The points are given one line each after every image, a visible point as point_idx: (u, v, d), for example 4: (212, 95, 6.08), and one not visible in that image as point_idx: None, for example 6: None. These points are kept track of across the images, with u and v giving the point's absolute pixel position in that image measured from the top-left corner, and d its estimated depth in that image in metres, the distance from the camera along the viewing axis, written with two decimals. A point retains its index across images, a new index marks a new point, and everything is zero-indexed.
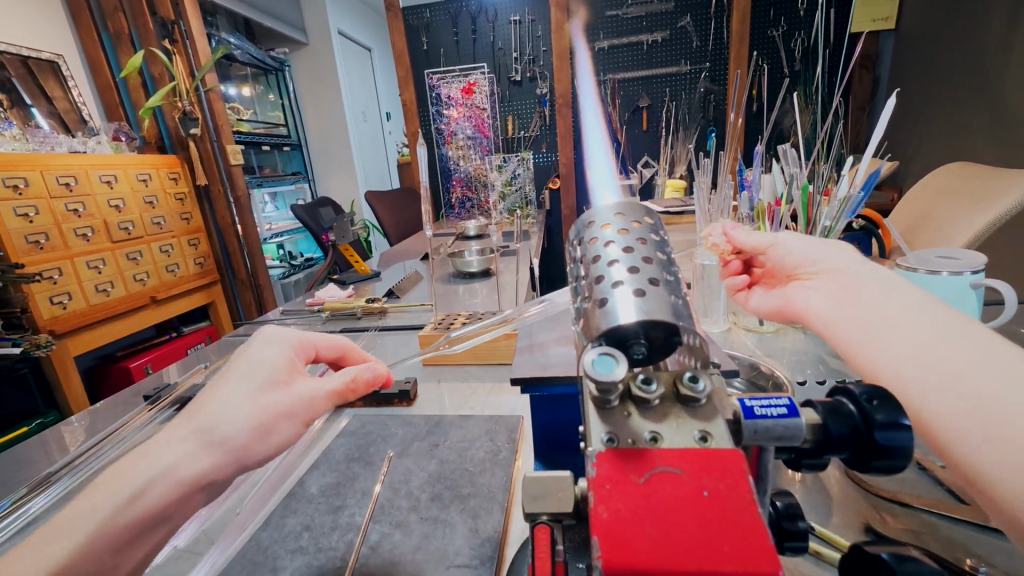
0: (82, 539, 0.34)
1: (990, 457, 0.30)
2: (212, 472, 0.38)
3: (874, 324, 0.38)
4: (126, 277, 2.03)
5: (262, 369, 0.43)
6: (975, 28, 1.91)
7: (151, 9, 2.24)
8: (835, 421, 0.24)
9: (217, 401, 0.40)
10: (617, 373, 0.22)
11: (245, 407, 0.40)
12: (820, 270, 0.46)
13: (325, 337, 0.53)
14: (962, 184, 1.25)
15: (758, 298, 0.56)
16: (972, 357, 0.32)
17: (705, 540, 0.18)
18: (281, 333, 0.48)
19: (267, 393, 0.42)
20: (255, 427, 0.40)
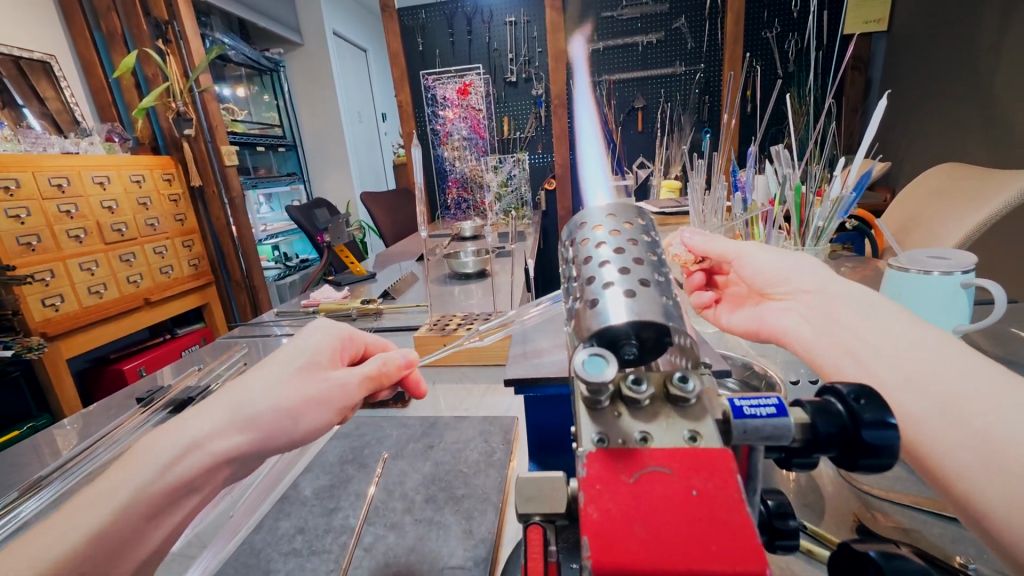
0: (112, 509, 0.33)
1: (973, 470, 0.30)
2: (243, 449, 0.39)
3: (855, 344, 0.39)
4: (119, 279, 2.01)
5: (303, 354, 0.45)
6: (966, 29, 1.93)
7: (145, 9, 2.23)
8: (823, 420, 0.24)
9: (254, 381, 0.41)
10: (606, 374, 0.22)
11: (279, 389, 0.41)
12: (791, 291, 0.47)
13: (374, 334, 0.56)
14: (953, 185, 1.27)
15: (727, 315, 0.57)
16: (955, 374, 0.33)
17: (695, 540, 0.18)
18: (330, 324, 0.51)
19: (302, 377, 0.43)
20: (286, 409, 0.41)
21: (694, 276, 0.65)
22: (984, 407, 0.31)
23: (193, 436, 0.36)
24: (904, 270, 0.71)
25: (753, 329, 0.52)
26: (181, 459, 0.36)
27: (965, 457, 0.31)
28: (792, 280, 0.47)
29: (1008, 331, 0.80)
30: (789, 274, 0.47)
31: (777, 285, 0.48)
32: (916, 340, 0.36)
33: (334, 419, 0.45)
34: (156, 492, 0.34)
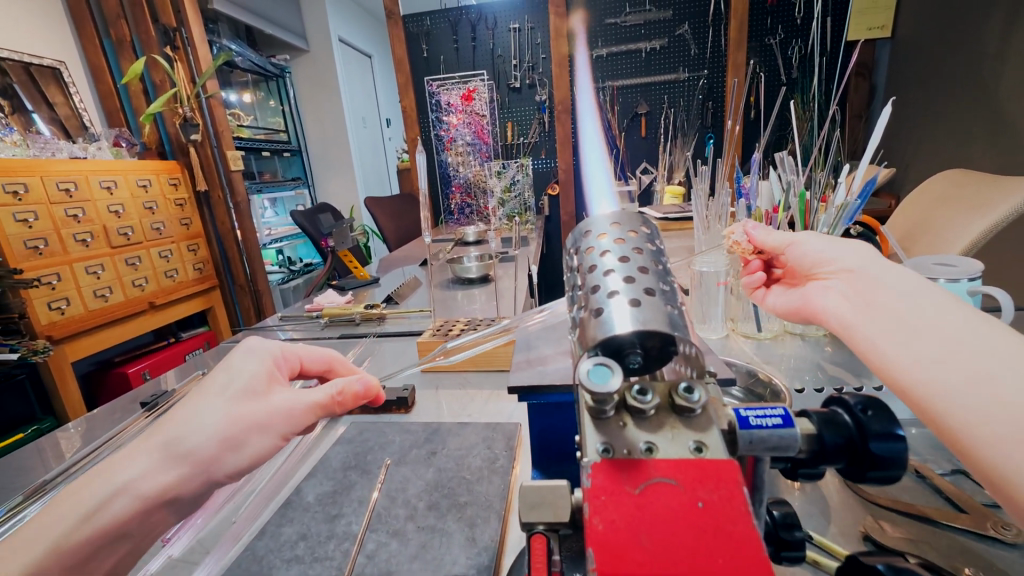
0: (42, 554, 0.35)
1: (1009, 448, 0.28)
2: (180, 484, 0.39)
3: (887, 319, 0.37)
4: (125, 283, 2.03)
5: (238, 380, 0.43)
6: (971, 36, 1.93)
7: (153, 16, 2.26)
8: (831, 430, 0.24)
9: (190, 412, 0.40)
10: (612, 384, 0.22)
11: (216, 418, 0.40)
12: (837, 270, 0.44)
13: (310, 348, 0.54)
14: (958, 191, 1.26)
15: (779, 297, 0.57)
16: (993, 353, 0.31)
17: (700, 552, 0.18)
18: (264, 345, 0.48)
19: (239, 404, 0.42)
20: (224, 438, 0.40)
21: (751, 262, 0.65)
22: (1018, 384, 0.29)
23: (123, 480, 0.37)
24: None
25: (800, 311, 0.50)
26: (110, 502, 0.37)
27: (999, 432, 0.29)
28: (838, 260, 0.44)
29: None
30: (835, 255, 0.45)
31: (824, 264, 0.46)
32: (949, 317, 0.34)
33: (280, 443, 0.44)
34: (83, 538, 0.36)
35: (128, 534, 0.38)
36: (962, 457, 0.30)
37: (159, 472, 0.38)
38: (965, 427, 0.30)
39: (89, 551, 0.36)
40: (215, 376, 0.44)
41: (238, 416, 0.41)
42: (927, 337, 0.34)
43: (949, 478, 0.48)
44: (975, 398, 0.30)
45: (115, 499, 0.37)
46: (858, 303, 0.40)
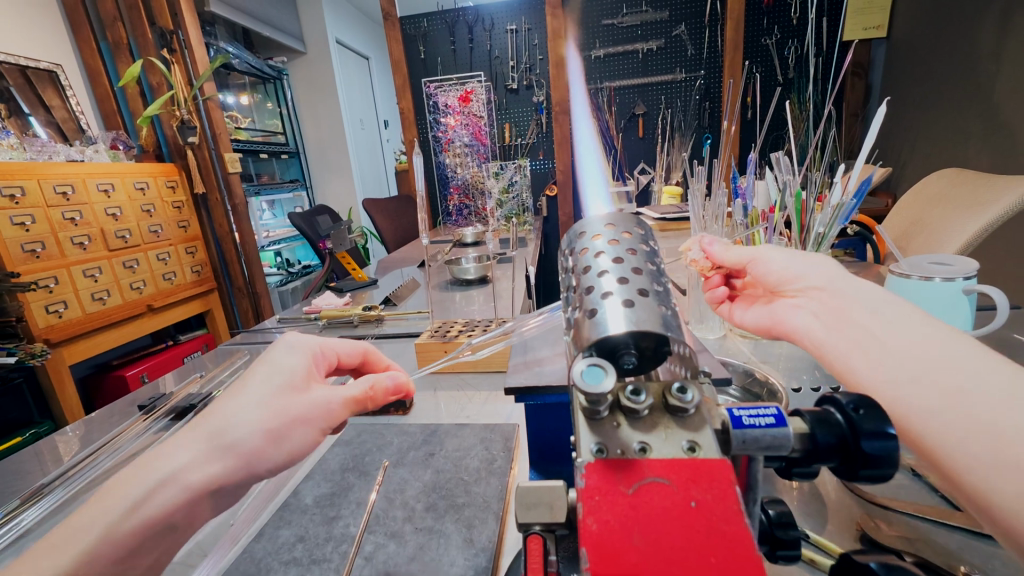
0: (88, 546, 0.34)
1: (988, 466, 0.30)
2: (222, 477, 0.38)
3: (866, 340, 0.39)
4: (122, 286, 2.02)
5: (282, 374, 0.43)
6: (965, 36, 1.94)
7: (150, 19, 2.26)
8: (823, 430, 0.24)
9: (228, 406, 0.40)
10: (605, 385, 0.22)
11: (260, 411, 0.40)
12: (803, 288, 0.47)
13: (346, 344, 0.54)
14: (954, 190, 1.27)
15: (740, 312, 0.58)
16: (965, 371, 0.33)
17: (693, 551, 0.18)
18: (303, 338, 0.48)
19: (284, 397, 0.42)
20: (269, 431, 0.40)
21: (712, 277, 0.66)
22: (990, 400, 0.31)
23: (171, 470, 0.37)
24: (905, 277, 0.71)
25: (767, 326, 0.52)
26: (155, 493, 0.36)
27: (978, 453, 0.30)
28: (804, 278, 0.47)
29: (1010, 338, 0.79)
30: (800, 272, 0.47)
31: (790, 282, 0.48)
32: (925, 334, 0.36)
33: (320, 437, 0.44)
34: (129, 529, 0.35)
35: (174, 525, 0.37)
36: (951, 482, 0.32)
37: (207, 461, 0.38)
38: (943, 443, 0.32)
39: (134, 544, 0.35)
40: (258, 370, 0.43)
41: (282, 410, 0.41)
42: (904, 357, 0.36)
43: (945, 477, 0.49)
44: (948, 414, 0.32)
45: (161, 491, 0.36)
46: (834, 323, 0.43)
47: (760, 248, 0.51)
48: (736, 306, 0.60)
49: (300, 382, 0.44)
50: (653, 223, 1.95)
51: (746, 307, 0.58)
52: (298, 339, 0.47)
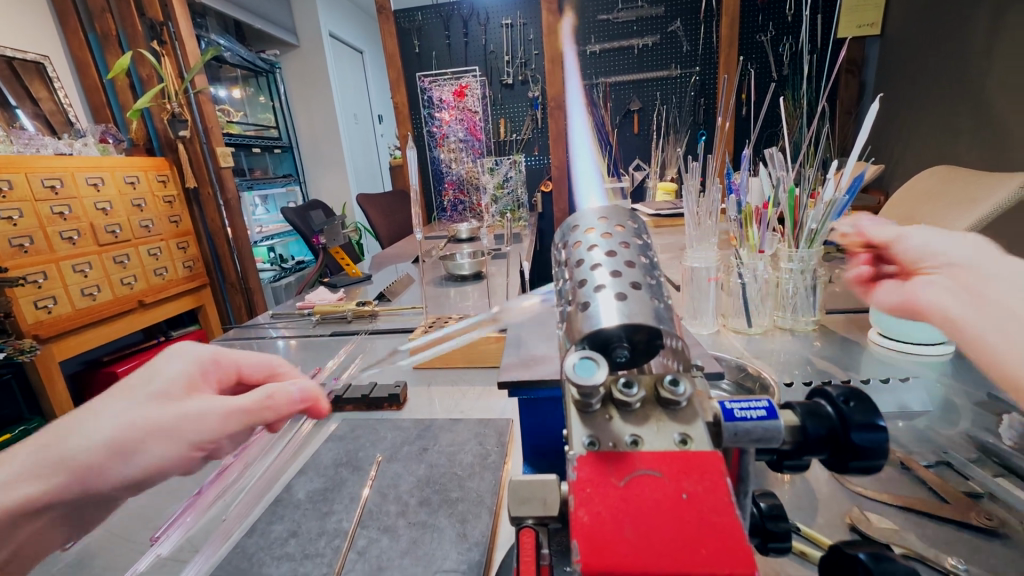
0: None
1: None
2: (53, 493, 0.40)
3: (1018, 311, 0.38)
4: (113, 281, 2.00)
5: (153, 382, 0.45)
6: (956, 34, 1.96)
7: (140, 10, 2.22)
8: (813, 422, 0.24)
9: (85, 420, 0.41)
10: (597, 378, 0.22)
11: (109, 420, 0.41)
12: (942, 266, 0.46)
13: (251, 357, 0.55)
14: (945, 187, 1.28)
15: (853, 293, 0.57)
16: None
17: (684, 542, 0.18)
18: (191, 346, 0.50)
19: (146, 408, 0.42)
20: (114, 445, 0.41)
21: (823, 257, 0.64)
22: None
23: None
24: None
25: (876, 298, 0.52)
26: None
27: None
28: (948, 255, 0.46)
29: None
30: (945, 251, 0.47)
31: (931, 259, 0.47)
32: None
33: (192, 453, 0.43)
34: None
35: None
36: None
37: (35, 479, 0.40)
38: None
39: None
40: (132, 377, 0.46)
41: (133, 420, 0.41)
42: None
43: (933, 469, 0.49)
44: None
45: None
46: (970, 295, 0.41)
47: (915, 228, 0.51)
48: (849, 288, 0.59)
49: (170, 392, 0.45)
50: (647, 220, 1.95)
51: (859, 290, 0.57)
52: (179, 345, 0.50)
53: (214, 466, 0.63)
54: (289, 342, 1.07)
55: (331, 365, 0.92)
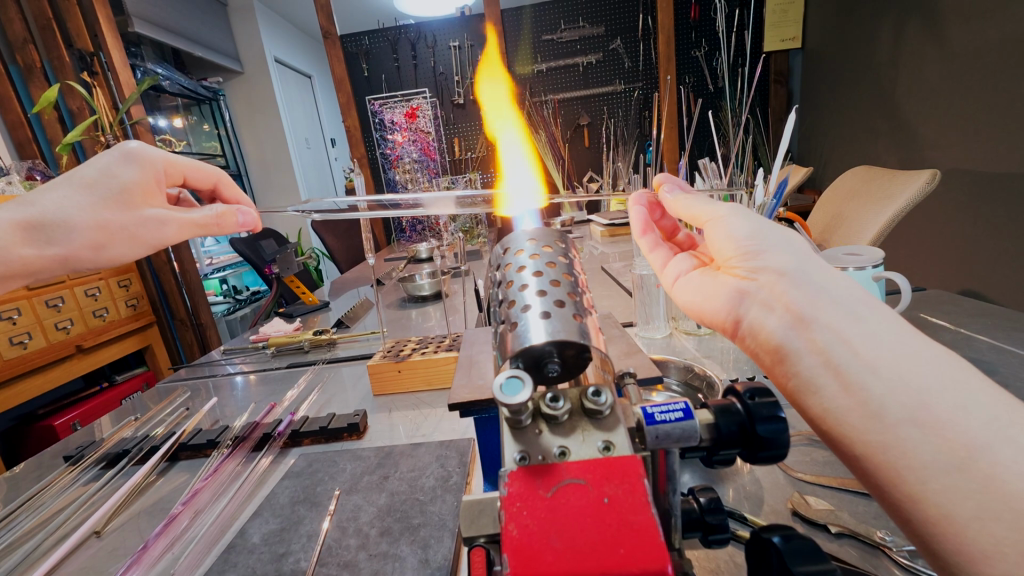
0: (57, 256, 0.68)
1: (953, 492, 0.28)
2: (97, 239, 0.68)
3: (831, 341, 0.34)
4: (46, 326, 1.87)
5: (113, 186, 0.68)
6: (865, 44, 2.16)
7: (69, 41, 2.14)
8: (725, 420, 0.28)
9: (116, 210, 0.68)
10: (522, 397, 0.23)
11: (88, 214, 0.67)
12: (757, 269, 0.40)
13: (195, 168, 0.75)
14: (865, 186, 1.39)
15: (691, 282, 0.52)
16: (939, 375, 0.30)
17: (602, 545, 0.20)
18: (145, 155, 0.70)
19: (122, 205, 0.68)
20: (99, 223, 0.67)
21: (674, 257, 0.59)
22: (988, 438, 0.27)
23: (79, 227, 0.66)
24: None
25: (705, 307, 0.47)
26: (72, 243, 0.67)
27: (953, 480, 0.28)
28: (762, 256, 0.40)
29: (922, 320, 0.87)
30: (763, 246, 0.41)
31: (746, 253, 0.42)
32: (900, 331, 0.32)
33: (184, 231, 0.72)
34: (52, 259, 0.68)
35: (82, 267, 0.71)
36: (909, 502, 0.29)
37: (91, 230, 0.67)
38: (952, 447, 0.28)
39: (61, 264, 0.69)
40: (89, 167, 0.67)
41: (109, 220, 0.67)
42: (894, 382, 0.30)
43: None
44: (933, 445, 0.28)
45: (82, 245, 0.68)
46: (793, 319, 0.36)
47: (724, 206, 0.45)
48: (689, 278, 0.53)
49: (130, 199, 0.69)
50: (602, 230, 2.01)
51: (697, 279, 0.51)
52: (136, 151, 0.69)
53: (161, 517, 0.60)
54: (244, 377, 1.03)
55: (288, 399, 0.88)
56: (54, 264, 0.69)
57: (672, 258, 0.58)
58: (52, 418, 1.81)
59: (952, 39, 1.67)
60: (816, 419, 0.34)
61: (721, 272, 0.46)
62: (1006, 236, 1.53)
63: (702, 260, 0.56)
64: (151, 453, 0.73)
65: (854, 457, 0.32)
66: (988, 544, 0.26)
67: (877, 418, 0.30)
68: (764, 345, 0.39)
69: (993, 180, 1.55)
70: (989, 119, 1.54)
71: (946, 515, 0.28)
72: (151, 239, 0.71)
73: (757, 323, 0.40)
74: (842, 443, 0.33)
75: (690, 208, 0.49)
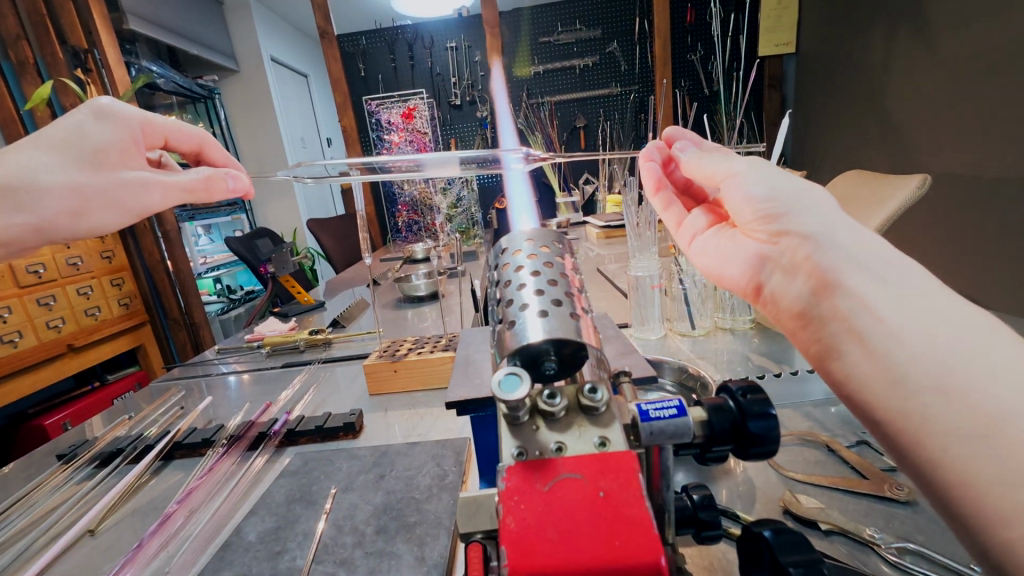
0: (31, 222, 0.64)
1: (974, 458, 0.28)
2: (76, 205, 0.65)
3: (855, 308, 0.34)
4: (37, 325, 1.86)
5: (88, 146, 0.65)
6: (858, 52, 2.18)
7: (61, 37, 2.12)
8: (718, 417, 0.28)
9: (93, 174, 0.65)
10: (520, 393, 0.24)
11: (62, 178, 0.64)
12: (783, 233, 0.41)
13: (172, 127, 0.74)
14: (857, 190, 1.41)
15: (712, 243, 0.54)
16: (970, 341, 0.30)
17: (601, 538, 0.20)
18: (118, 112, 0.67)
19: (97, 170, 0.66)
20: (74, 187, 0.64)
21: (689, 216, 0.61)
22: (1016, 404, 0.27)
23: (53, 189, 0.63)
24: None
25: (730, 266, 0.49)
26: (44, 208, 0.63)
27: (976, 446, 0.28)
28: (787, 219, 0.41)
29: None
30: (788, 208, 0.41)
31: (769, 216, 0.43)
32: (931, 297, 0.32)
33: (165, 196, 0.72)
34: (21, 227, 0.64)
35: None
36: (932, 468, 0.30)
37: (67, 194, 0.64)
38: (978, 413, 0.28)
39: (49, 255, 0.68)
40: (58, 126, 0.64)
41: (83, 183, 0.65)
42: (918, 348, 0.31)
43: (855, 450, 0.54)
44: (955, 411, 0.29)
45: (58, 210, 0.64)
46: (816, 286, 0.37)
47: (740, 168, 0.45)
48: (709, 238, 0.55)
49: (107, 161, 0.66)
50: (597, 231, 2.02)
51: (718, 237, 0.53)
52: (109, 109, 0.66)
53: (155, 516, 0.59)
54: (238, 377, 1.03)
55: (283, 398, 0.88)
56: (27, 233, 0.65)
57: (687, 218, 0.60)
58: (42, 418, 1.79)
59: (944, 46, 1.69)
60: (839, 383, 0.35)
61: (744, 234, 0.47)
62: (997, 241, 1.55)
63: (717, 217, 0.57)
64: (146, 451, 0.73)
65: (875, 422, 0.33)
66: (1006, 507, 0.26)
67: (900, 385, 0.31)
68: (790, 311, 0.41)
69: (983, 186, 1.57)
70: (980, 125, 1.56)
71: (968, 481, 0.28)
72: (133, 205, 0.70)
73: (781, 288, 0.41)
74: (866, 408, 0.33)
75: (707, 169, 0.50)
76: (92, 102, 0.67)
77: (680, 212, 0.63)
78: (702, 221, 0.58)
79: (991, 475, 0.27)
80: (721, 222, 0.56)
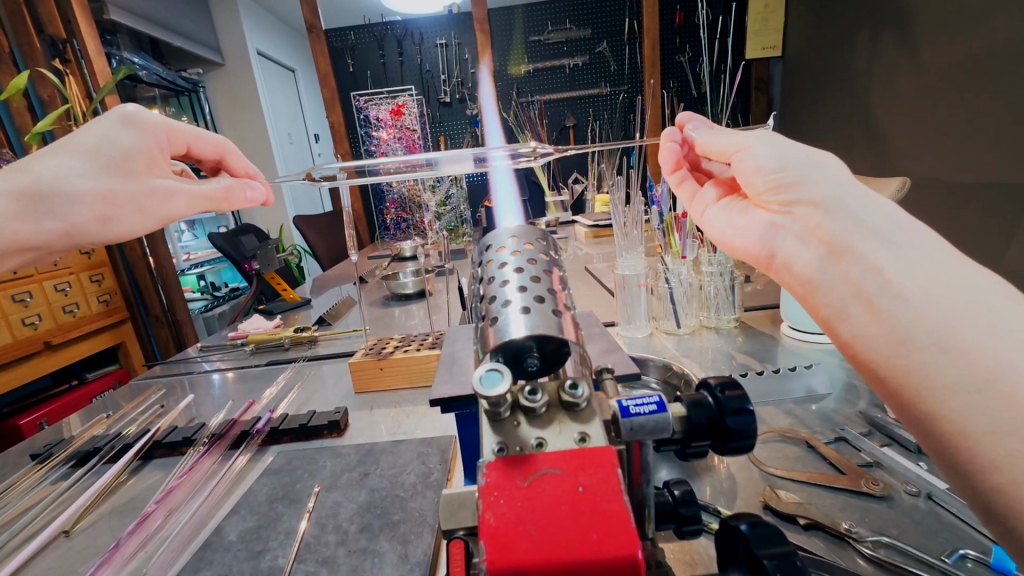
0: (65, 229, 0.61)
1: (970, 411, 0.29)
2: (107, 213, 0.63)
3: (865, 273, 0.35)
4: (12, 321, 1.80)
5: (115, 152, 0.62)
6: (843, 55, 2.22)
7: (38, 26, 2.06)
8: (697, 412, 0.29)
9: (120, 183, 0.63)
10: (500, 388, 0.24)
11: (91, 184, 0.61)
12: (795, 203, 0.42)
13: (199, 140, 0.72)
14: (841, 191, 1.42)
15: (726, 216, 0.55)
16: (974, 304, 0.31)
17: (580, 532, 0.21)
18: (146, 120, 0.65)
19: (125, 177, 0.63)
20: (104, 194, 0.62)
21: (703, 189, 0.61)
22: (1014, 358, 0.28)
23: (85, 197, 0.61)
24: None
25: (742, 235, 0.50)
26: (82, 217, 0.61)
27: (977, 401, 0.28)
28: (797, 189, 0.41)
29: None
30: (798, 177, 0.41)
31: (779, 185, 0.43)
32: (937, 260, 0.33)
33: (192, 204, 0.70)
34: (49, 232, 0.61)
35: None
36: (927, 422, 0.31)
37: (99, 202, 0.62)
38: (979, 367, 0.29)
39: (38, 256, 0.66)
40: (85, 133, 0.61)
41: (113, 190, 0.62)
42: (921, 308, 0.32)
43: (833, 446, 0.55)
44: (956, 366, 0.30)
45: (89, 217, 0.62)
46: (827, 251, 0.38)
47: (750, 138, 0.45)
48: (722, 211, 0.56)
49: (133, 167, 0.64)
50: (586, 231, 2.03)
51: (733, 209, 0.54)
52: (135, 116, 0.64)
53: (133, 516, 0.58)
54: (221, 375, 1.01)
55: (266, 396, 0.87)
56: (56, 239, 0.62)
57: (700, 192, 0.61)
58: (17, 418, 1.74)
59: (924, 52, 1.74)
60: (844, 345, 0.36)
61: (757, 207, 0.47)
62: (976, 242, 1.58)
63: (731, 190, 0.58)
64: (123, 451, 0.71)
65: (878, 380, 0.34)
66: (997, 454, 0.27)
67: (902, 344, 0.32)
68: (798, 277, 0.42)
69: (964, 188, 1.61)
70: (961, 128, 1.60)
71: (963, 431, 0.29)
72: (159, 213, 0.67)
73: (792, 256, 0.42)
74: (867, 368, 0.35)
75: (715, 143, 0.49)
76: (119, 109, 0.64)
77: (691, 187, 0.63)
78: (714, 194, 0.58)
79: (989, 423, 0.28)
80: (732, 194, 0.57)
